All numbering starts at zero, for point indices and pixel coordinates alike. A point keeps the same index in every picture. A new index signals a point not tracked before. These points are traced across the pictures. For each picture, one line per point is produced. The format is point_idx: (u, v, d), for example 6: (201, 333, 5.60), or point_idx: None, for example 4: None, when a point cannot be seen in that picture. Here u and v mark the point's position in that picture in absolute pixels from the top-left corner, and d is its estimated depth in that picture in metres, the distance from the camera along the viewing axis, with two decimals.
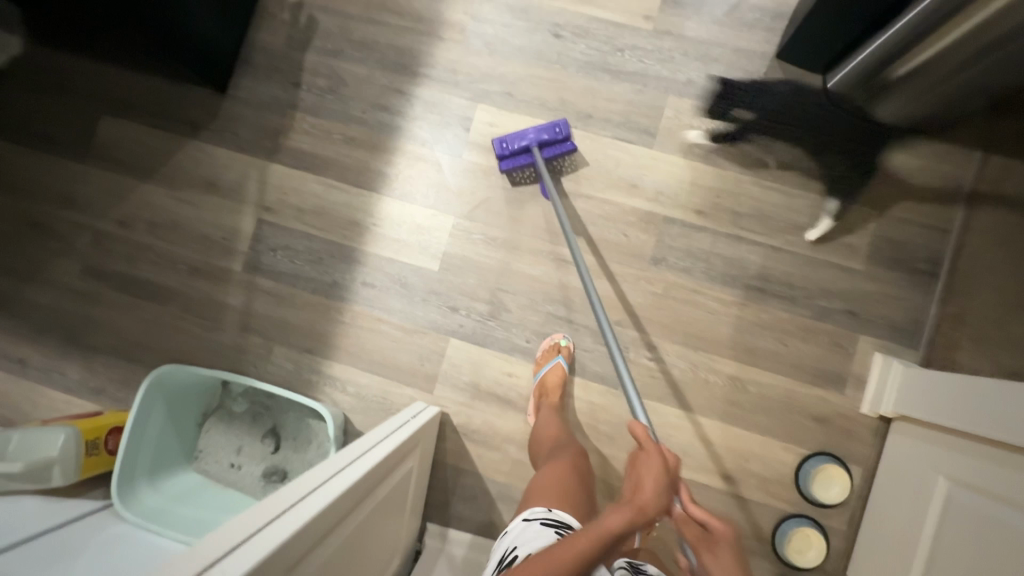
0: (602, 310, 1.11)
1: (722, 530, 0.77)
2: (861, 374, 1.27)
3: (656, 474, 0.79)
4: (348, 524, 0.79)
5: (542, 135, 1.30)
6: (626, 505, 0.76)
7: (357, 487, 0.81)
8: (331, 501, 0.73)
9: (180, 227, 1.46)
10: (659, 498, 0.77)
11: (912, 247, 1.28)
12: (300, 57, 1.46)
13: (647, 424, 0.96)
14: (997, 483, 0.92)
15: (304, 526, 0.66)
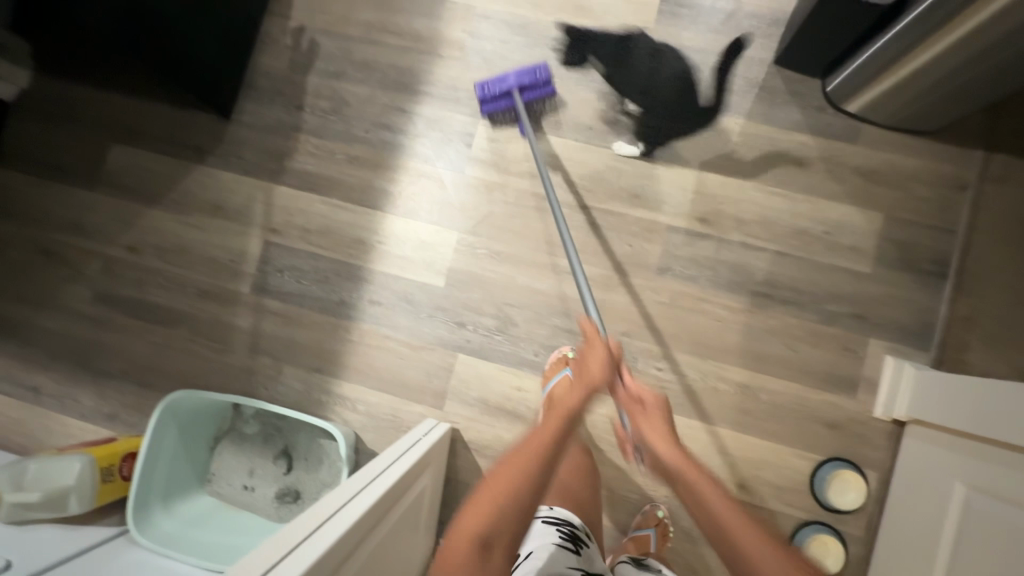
0: (588, 291, 1.09)
1: (654, 401, 0.88)
2: (873, 378, 1.26)
3: (602, 360, 0.83)
4: (366, 551, 0.79)
5: (522, 79, 1.33)
6: (583, 385, 0.80)
7: (374, 509, 0.81)
8: (349, 526, 0.73)
9: (188, 251, 1.48)
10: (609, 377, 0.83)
11: (919, 249, 1.28)
12: (302, 79, 1.48)
13: (603, 333, 1.03)
14: (1014, 488, 0.91)
15: (324, 554, 0.66)
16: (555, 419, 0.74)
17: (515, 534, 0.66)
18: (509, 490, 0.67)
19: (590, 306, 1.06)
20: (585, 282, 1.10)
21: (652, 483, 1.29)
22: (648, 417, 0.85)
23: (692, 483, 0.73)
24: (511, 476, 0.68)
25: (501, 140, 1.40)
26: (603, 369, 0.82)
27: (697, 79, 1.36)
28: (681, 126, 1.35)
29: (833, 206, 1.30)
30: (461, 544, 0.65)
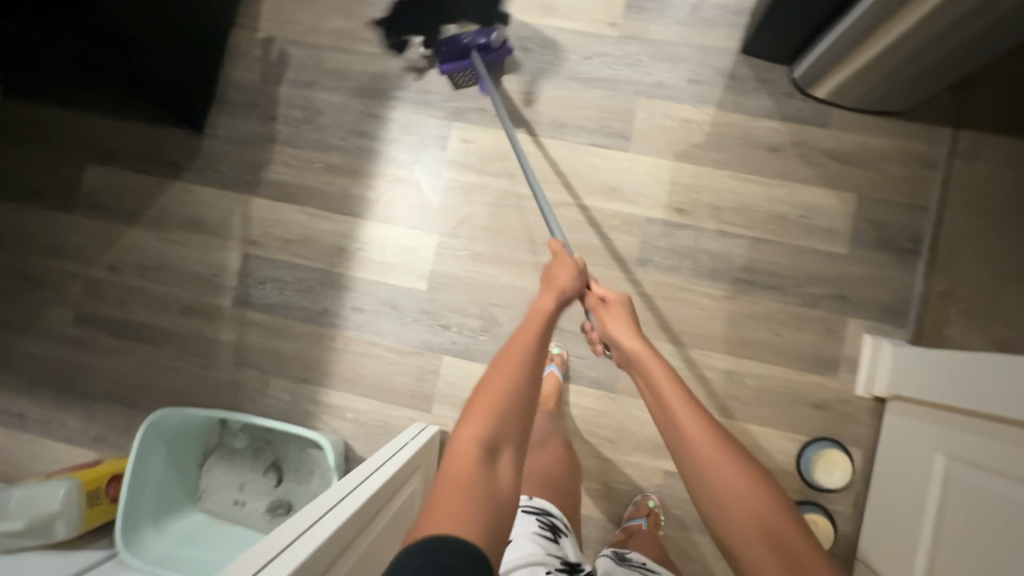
0: (550, 210, 1.11)
1: (618, 298, 0.95)
2: (855, 357, 1.28)
3: (570, 266, 0.94)
4: (355, 553, 0.78)
5: (479, 36, 1.26)
6: (553, 289, 0.89)
7: (363, 511, 0.81)
8: (337, 527, 0.73)
9: (169, 268, 1.47)
10: (577, 282, 0.93)
11: (893, 227, 1.29)
12: (275, 90, 1.47)
13: (561, 236, 1.07)
14: (994, 458, 0.92)
15: (311, 554, 0.66)
16: (530, 316, 0.82)
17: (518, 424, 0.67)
18: (506, 388, 0.67)
19: (551, 222, 1.10)
20: (546, 202, 1.12)
21: (644, 474, 1.30)
22: (611, 312, 0.93)
23: (651, 371, 0.81)
24: (506, 377, 0.69)
25: (476, 141, 1.40)
26: (571, 275, 0.92)
27: (668, 72, 1.37)
28: (653, 118, 1.36)
29: (808, 190, 1.32)
30: (463, 453, 0.61)
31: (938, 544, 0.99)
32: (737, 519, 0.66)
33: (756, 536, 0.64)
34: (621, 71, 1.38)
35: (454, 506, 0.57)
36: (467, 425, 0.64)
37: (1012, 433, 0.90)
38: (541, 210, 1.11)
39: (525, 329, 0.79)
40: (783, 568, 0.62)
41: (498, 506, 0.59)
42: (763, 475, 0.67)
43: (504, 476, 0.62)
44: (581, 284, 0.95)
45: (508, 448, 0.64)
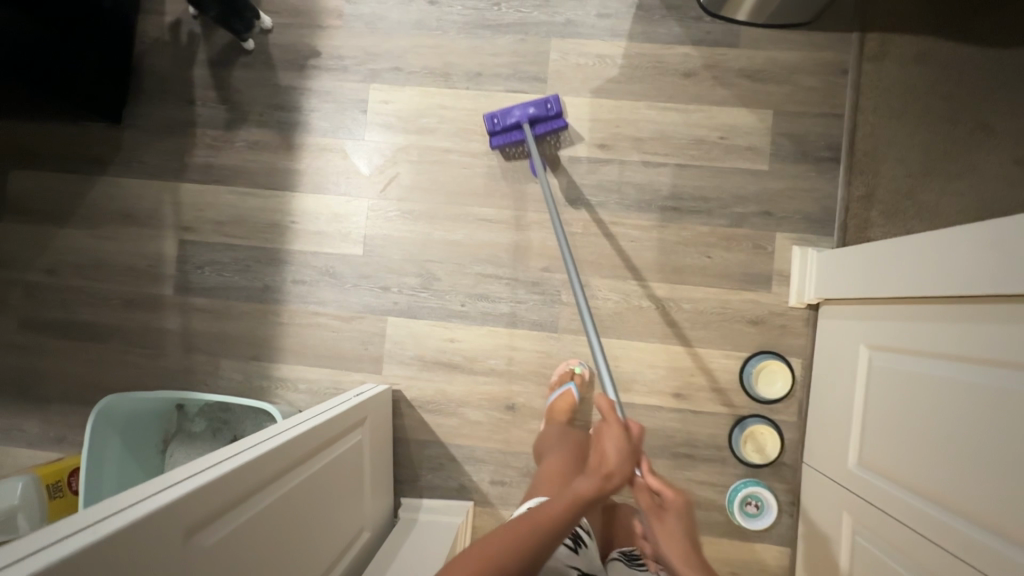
0: (602, 352, 1.01)
1: (676, 500, 0.85)
2: (784, 271, 1.30)
3: (620, 445, 0.79)
4: (282, 486, 0.82)
5: (534, 112, 1.30)
6: (597, 476, 0.76)
7: (291, 447, 0.85)
8: (257, 458, 0.76)
9: (106, 264, 1.46)
10: (621, 462, 0.78)
11: (811, 137, 1.31)
12: (189, 73, 1.46)
13: (617, 400, 0.95)
14: (902, 337, 0.96)
15: (222, 477, 0.69)
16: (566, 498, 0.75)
17: None
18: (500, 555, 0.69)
19: (605, 375, 0.98)
20: (597, 339, 1.03)
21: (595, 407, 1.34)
22: (662, 514, 0.85)
23: None
24: (511, 540, 0.70)
25: (395, 101, 1.40)
26: (617, 451, 0.78)
27: (575, 9, 1.36)
28: (567, 57, 1.36)
29: (725, 110, 1.33)
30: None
31: (868, 426, 1.05)
32: None
33: None
34: (530, 13, 1.37)
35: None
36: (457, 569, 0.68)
37: (916, 309, 0.93)
38: (590, 346, 1.02)
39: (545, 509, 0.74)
40: None
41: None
42: None
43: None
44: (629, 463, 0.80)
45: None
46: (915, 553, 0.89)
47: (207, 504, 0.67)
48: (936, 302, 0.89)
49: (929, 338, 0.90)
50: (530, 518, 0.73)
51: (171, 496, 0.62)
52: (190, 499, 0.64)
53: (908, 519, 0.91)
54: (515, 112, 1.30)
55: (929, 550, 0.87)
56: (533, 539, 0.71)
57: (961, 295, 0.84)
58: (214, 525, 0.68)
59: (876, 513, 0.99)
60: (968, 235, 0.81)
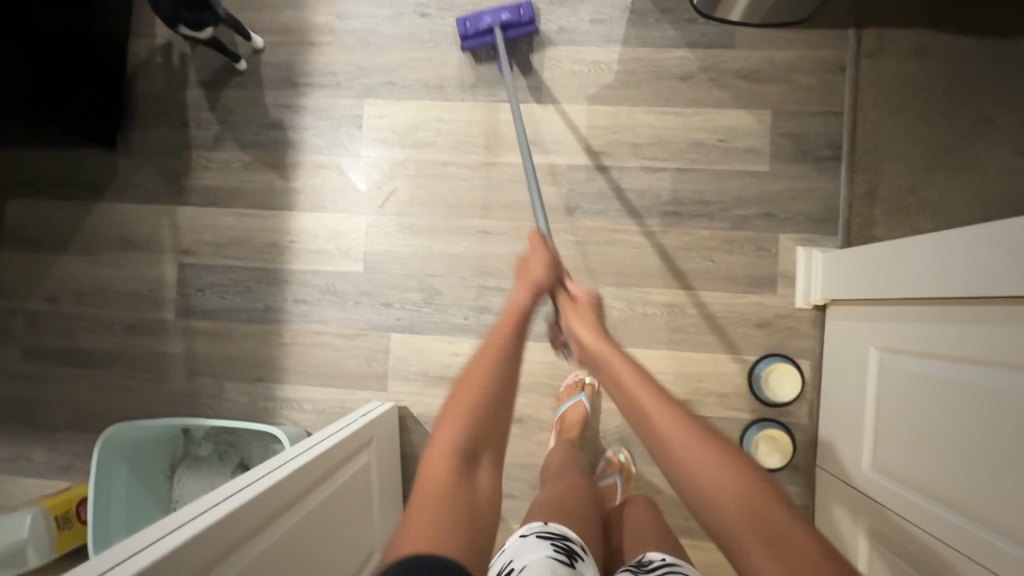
0: (538, 196, 1.11)
1: (584, 296, 0.95)
2: (789, 272, 1.29)
3: (544, 260, 0.96)
4: (291, 517, 0.82)
5: (506, 17, 1.30)
6: (524, 288, 0.93)
7: (299, 477, 0.84)
8: (263, 492, 0.75)
9: (106, 290, 1.46)
10: (548, 276, 0.95)
11: (811, 136, 1.29)
12: (182, 95, 1.45)
13: (546, 230, 1.06)
14: (911, 341, 0.95)
15: (228, 515, 0.68)
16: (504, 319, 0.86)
17: (491, 419, 0.75)
18: (472, 407, 0.74)
19: (539, 213, 1.09)
20: (536, 191, 1.12)
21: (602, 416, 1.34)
22: (574, 308, 0.93)
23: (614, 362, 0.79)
24: (474, 392, 0.75)
25: (390, 116, 1.39)
26: (542, 268, 0.95)
27: (568, 16, 1.35)
28: (562, 65, 1.35)
29: (723, 112, 1.31)
30: (439, 458, 0.70)
31: (879, 432, 1.03)
32: (699, 485, 0.62)
33: (736, 515, 0.59)
34: None
35: (428, 508, 0.65)
36: (442, 431, 0.73)
37: (923, 312, 0.92)
38: (530, 195, 1.12)
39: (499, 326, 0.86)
40: (764, 547, 0.56)
41: (476, 516, 0.67)
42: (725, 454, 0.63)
43: (480, 484, 0.71)
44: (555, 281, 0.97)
45: (485, 455, 0.74)
46: (934, 558, 0.88)
47: (217, 544, 0.66)
48: (946, 303, 0.87)
49: (940, 340, 0.88)
50: (480, 361, 0.79)
51: (180, 540, 0.61)
52: (199, 540, 0.63)
53: (923, 524, 0.89)
54: (487, 17, 1.30)
55: (947, 556, 0.85)
56: (494, 379, 0.76)
57: (971, 296, 0.82)
58: (222, 566, 0.67)
59: (891, 518, 0.98)
60: (978, 235, 0.79)
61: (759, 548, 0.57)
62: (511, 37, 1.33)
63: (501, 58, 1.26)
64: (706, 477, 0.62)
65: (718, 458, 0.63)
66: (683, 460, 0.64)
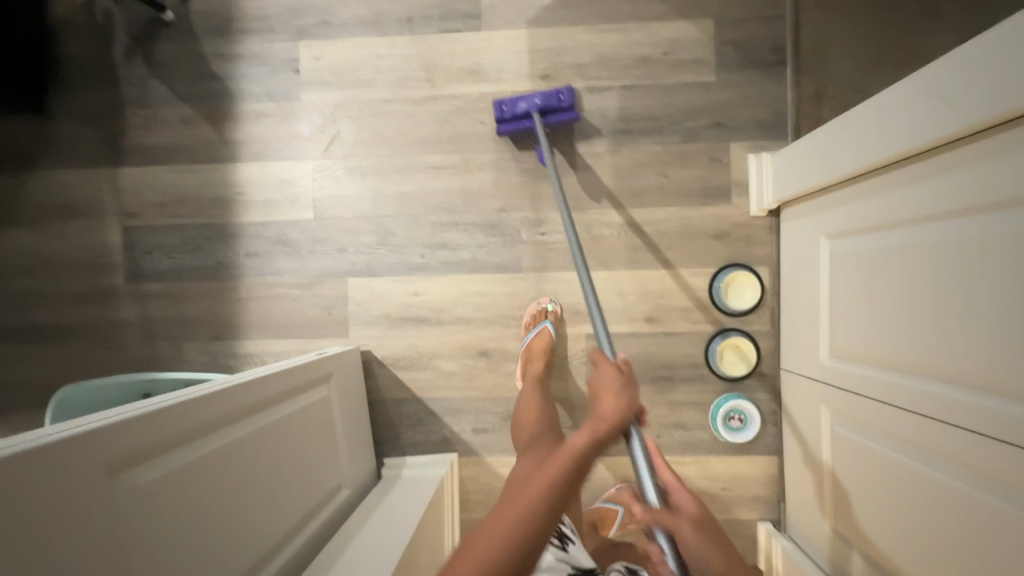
0: (585, 266, 1.05)
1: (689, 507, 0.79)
2: (743, 180, 1.28)
3: (615, 388, 0.79)
4: (230, 434, 0.79)
5: (546, 101, 1.24)
6: (595, 421, 0.76)
7: (239, 394, 0.81)
8: (191, 401, 0.72)
9: (52, 261, 1.41)
10: (626, 408, 0.78)
11: (756, 42, 1.28)
12: (110, 54, 1.40)
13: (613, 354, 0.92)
14: (859, 217, 0.94)
15: (149, 415, 0.65)
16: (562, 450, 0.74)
17: None
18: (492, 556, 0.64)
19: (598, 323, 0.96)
20: (586, 277, 1.03)
21: (569, 343, 1.32)
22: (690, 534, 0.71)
23: None
24: (491, 549, 0.65)
25: (327, 57, 1.35)
26: (618, 401, 0.78)
27: None
28: None
29: (665, 25, 1.29)
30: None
31: (837, 317, 1.03)
32: None
33: None
34: None
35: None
36: None
37: (868, 186, 0.91)
38: (583, 285, 1.02)
39: (545, 475, 0.72)
40: None
41: None
42: None
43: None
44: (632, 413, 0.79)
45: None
46: (897, 430, 0.88)
47: (138, 440, 0.64)
48: (889, 171, 0.86)
49: (885, 209, 0.88)
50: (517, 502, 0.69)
51: (91, 427, 0.59)
52: (115, 432, 0.60)
53: (886, 396, 0.89)
54: (522, 101, 1.24)
55: (909, 423, 0.85)
56: (519, 547, 0.65)
57: (910, 155, 0.81)
58: (146, 466, 0.65)
59: (856, 400, 0.98)
60: (910, 88, 0.78)
61: None
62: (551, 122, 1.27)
63: (542, 146, 1.20)
64: None
65: None
66: None
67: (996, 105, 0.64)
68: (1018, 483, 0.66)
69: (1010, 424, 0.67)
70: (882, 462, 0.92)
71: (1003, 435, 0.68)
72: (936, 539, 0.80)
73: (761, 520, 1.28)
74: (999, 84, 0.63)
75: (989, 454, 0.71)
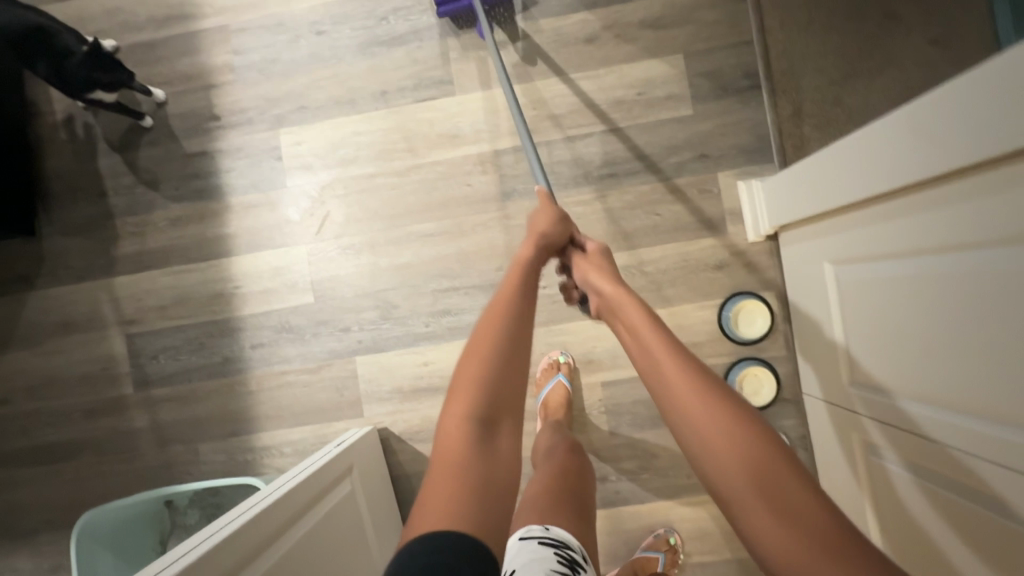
0: (536, 157, 1.03)
1: (597, 246, 0.95)
2: (735, 208, 1.28)
3: (547, 213, 0.95)
4: (269, 559, 0.77)
5: None
6: (532, 235, 0.91)
7: (269, 516, 0.80)
8: (229, 538, 0.71)
9: (59, 379, 1.41)
10: (560, 234, 0.93)
11: (727, 69, 1.28)
12: (94, 165, 1.41)
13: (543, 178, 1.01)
14: (857, 245, 0.94)
15: (191, 566, 0.64)
16: (511, 272, 0.81)
17: (510, 386, 0.68)
18: (479, 387, 0.66)
19: (536, 167, 1.02)
20: (530, 144, 1.04)
21: (585, 391, 1.30)
22: (587, 260, 0.91)
23: (640, 336, 0.73)
24: (483, 347, 0.69)
25: (307, 141, 1.36)
26: (551, 223, 0.93)
27: None
28: (467, 54, 1.32)
29: (637, 65, 1.29)
30: (456, 430, 0.63)
31: (848, 342, 1.03)
32: (717, 466, 0.60)
33: (740, 465, 0.58)
34: (419, 19, 1.33)
35: (447, 486, 0.59)
36: (451, 399, 0.66)
37: (863, 214, 0.91)
38: (522, 137, 1.04)
39: (508, 281, 0.80)
40: (769, 490, 0.56)
41: (499, 491, 0.61)
42: (751, 442, 0.59)
43: (505, 450, 0.64)
44: (564, 235, 0.95)
45: (509, 418, 0.67)
46: (931, 462, 0.84)
47: None
48: (888, 198, 0.85)
49: (885, 239, 0.87)
50: (486, 332, 0.71)
51: None
52: None
53: (905, 424, 0.89)
54: None
55: (934, 453, 0.83)
56: (505, 334, 0.70)
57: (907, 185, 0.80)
58: None
59: (877, 425, 0.97)
60: (899, 120, 0.77)
61: (761, 494, 0.56)
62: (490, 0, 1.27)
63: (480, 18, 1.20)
64: (724, 455, 0.59)
65: (741, 430, 0.60)
66: (704, 434, 0.62)
67: (990, 140, 0.63)
68: None
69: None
70: (920, 495, 0.88)
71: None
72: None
73: None
74: (976, 129, 0.65)
75: (1007, 485, 0.70)
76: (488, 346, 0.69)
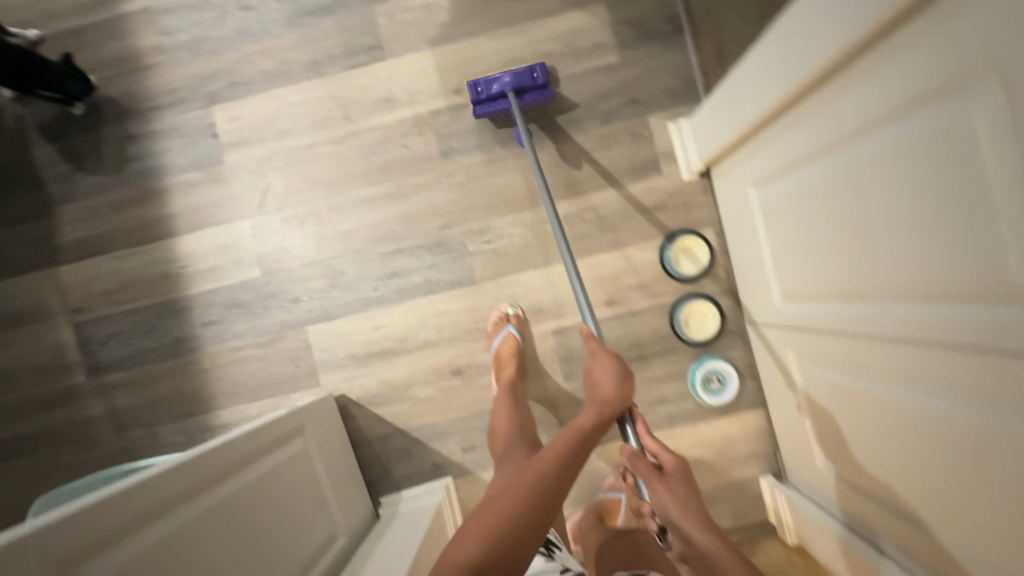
0: (568, 251, 1.10)
1: (673, 462, 0.85)
2: (668, 150, 1.30)
3: (608, 369, 0.88)
4: (206, 500, 0.78)
5: (521, 82, 1.24)
6: (594, 402, 0.86)
7: (209, 457, 0.81)
8: (161, 471, 0.72)
9: (10, 374, 1.39)
10: (620, 404, 0.86)
11: (650, 15, 1.31)
12: (29, 155, 1.40)
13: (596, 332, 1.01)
14: (775, 162, 0.97)
15: (115, 494, 0.65)
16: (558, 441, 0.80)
17: (511, 561, 0.69)
18: (476, 548, 0.68)
19: (579, 289, 1.07)
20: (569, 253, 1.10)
21: (537, 342, 1.32)
22: (665, 484, 0.82)
23: None
24: (497, 514, 0.72)
25: (243, 115, 1.36)
26: (616, 394, 0.86)
27: None
28: (395, 18, 1.33)
29: (562, 18, 1.32)
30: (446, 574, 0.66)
31: (777, 259, 1.06)
32: None
33: None
34: None
35: None
36: (453, 546, 0.70)
37: (775, 130, 0.95)
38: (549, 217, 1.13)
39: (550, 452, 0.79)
40: None
41: None
42: None
43: None
44: (626, 404, 0.87)
45: None
46: (876, 360, 0.81)
47: (106, 520, 0.63)
48: (816, 92, 0.81)
49: (795, 151, 0.91)
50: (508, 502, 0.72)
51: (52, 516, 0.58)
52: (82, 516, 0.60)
53: (826, 324, 0.92)
54: (498, 83, 1.24)
55: (853, 346, 0.86)
56: (520, 513, 0.72)
57: (829, 72, 0.75)
58: (123, 546, 0.64)
59: (806, 333, 1.00)
60: (798, 17, 0.76)
61: None
62: (528, 103, 1.27)
63: (520, 127, 1.21)
64: None
65: None
66: None
67: (847, 27, 0.66)
68: (947, 378, 0.68)
69: (917, 324, 0.70)
70: (876, 398, 0.84)
71: (918, 337, 0.70)
72: (958, 487, 0.71)
73: (763, 475, 1.28)
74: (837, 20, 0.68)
75: (908, 357, 0.74)
76: (500, 518, 0.71)
